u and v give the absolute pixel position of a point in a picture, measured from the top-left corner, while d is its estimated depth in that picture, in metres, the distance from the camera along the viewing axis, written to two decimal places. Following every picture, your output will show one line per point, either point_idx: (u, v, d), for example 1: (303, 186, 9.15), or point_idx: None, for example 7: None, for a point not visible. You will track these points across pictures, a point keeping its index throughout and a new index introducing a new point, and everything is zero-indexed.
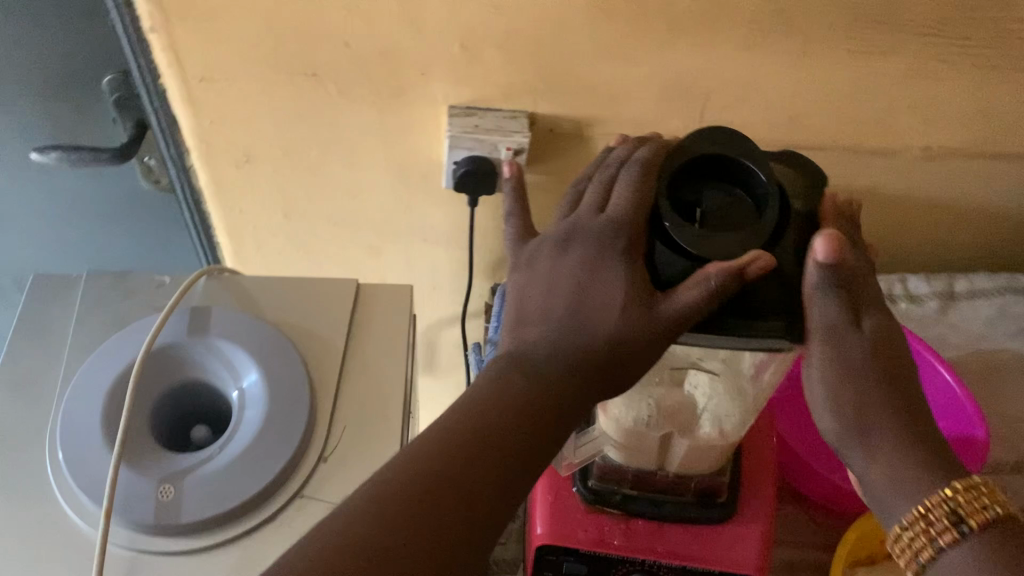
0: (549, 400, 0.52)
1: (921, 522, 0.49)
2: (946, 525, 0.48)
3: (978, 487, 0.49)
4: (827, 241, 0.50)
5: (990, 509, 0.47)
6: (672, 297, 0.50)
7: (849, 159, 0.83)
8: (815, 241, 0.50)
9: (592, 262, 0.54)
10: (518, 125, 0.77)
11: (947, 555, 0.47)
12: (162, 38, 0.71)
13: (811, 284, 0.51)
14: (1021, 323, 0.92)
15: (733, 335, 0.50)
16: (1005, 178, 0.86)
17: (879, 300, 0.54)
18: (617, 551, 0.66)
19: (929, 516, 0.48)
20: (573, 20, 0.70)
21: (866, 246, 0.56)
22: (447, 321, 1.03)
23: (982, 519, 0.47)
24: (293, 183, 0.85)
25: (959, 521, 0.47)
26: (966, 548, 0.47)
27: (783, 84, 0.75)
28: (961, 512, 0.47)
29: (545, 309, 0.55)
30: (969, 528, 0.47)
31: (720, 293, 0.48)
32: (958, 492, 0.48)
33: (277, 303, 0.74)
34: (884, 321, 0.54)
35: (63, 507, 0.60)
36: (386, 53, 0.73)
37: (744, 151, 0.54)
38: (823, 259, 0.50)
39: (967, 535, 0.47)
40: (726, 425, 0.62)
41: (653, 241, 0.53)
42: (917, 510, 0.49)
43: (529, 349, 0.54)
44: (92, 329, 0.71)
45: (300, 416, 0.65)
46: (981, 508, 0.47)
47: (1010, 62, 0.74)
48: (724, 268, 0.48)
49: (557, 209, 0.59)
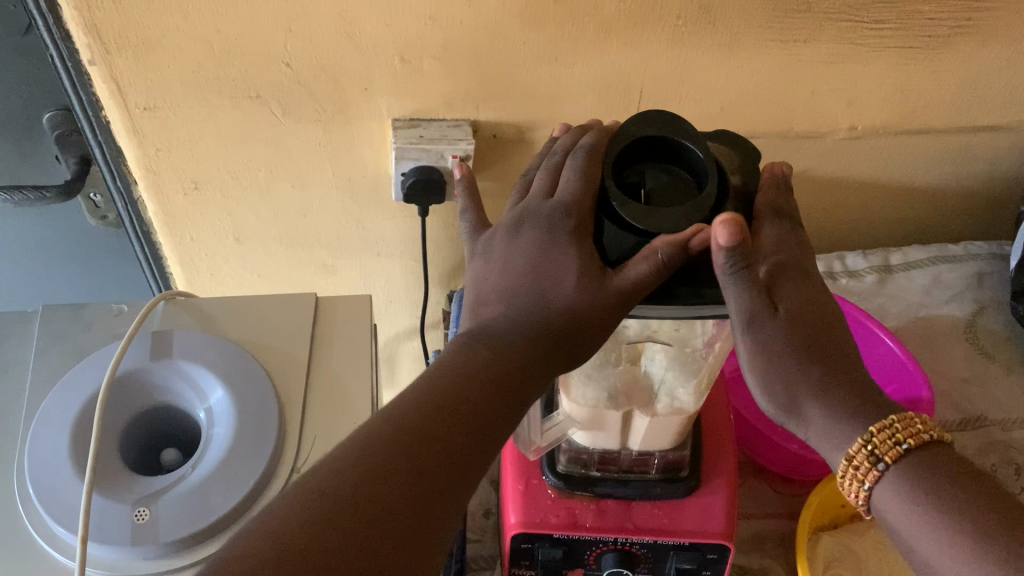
0: (509, 375, 0.51)
1: (849, 471, 0.50)
2: (868, 468, 0.49)
3: (889, 421, 0.50)
4: (727, 225, 0.47)
5: (903, 441, 0.49)
6: (624, 272, 0.50)
7: (782, 144, 0.86)
8: (715, 228, 0.48)
9: (544, 242, 0.53)
10: (461, 133, 0.79)
11: (877, 492, 0.50)
12: (102, 70, 0.72)
13: (720, 268, 0.49)
14: (955, 289, 0.97)
15: (682, 305, 0.51)
16: (931, 151, 0.90)
17: (786, 276, 0.54)
18: (590, 532, 0.64)
19: (854, 464, 0.50)
20: (505, 27, 0.72)
21: (782, 211, 0.56)
22: (406, 329, 1.05)
23: (896, 454, 0.49)
24: (244, 205, 0.87)
25: (877, 460, 0.49)
26: (890, 483, 0.49)
27: (711, 78, 0.78)
28: (878, 452, 0.49)
29: (499, 289, 0.54)
30: (887, 464, 0.49)
31: (669, 265, 0.48)
32: (872, 436, 0.50)
33: (236, 323, 0.76)
34: (798, 294, 0.54)
35: (38, 540, 0.62)
36: (327, 72, 0.75)
37: (679, 128, 0.53)
38: (725, 245, 0.47)
39: (887, 470, 0.49)
40: (683, 398, 0.61)
41: (601, 221, 0.53)
42: (844, 461, 0.50)
43: (489, 328, 0.53)
44: (49, 363, 0.73)
45: (269, 434, 0.66)
46: (894, 443, 0.49)
47: (925, 40, 0.78)
48: (671, 241, 0.48)
49: (509, 200, 0.59)
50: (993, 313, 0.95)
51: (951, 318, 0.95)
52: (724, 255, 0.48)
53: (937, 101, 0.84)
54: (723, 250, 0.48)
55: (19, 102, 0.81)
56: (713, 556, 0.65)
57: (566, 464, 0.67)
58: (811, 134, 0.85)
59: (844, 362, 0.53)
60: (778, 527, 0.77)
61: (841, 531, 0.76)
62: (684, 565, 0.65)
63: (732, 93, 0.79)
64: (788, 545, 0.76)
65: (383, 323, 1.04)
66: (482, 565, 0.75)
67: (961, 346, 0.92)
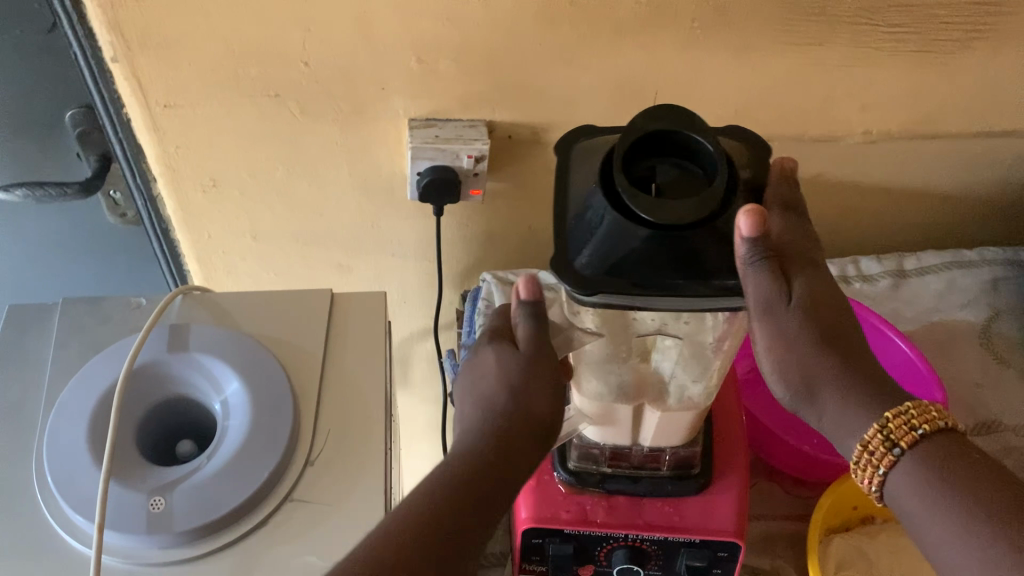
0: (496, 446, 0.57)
1: (864, 456, 0.52)
2: (883, 452, 0.51)
3: (905, 408, 0.51)
4: (748, 216, 0.50)
5: (918, 427, 0.50)
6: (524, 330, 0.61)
7: (796, 147, 0.86)
8: (737, 218, 0.50)
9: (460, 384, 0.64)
10: (477, 133, 0.80)
11: (891, 478, 0.51)
12: (124, 67, 0.73)
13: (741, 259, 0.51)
14: (970, 294, 0.96)
15: (680, 296, 0.50)
16: (946, 156, 0.90)
17: (805, 270, 0.56)
18: (601, 528, 0.64)
19: (869, 449, 0.51)
20: (521, 28, 0.73)
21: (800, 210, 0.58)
22: (419, 330, 1.06)
23: (911, 439, 0.50)
24: (261, 204, 0.88)
25: (893, 445, 0.50)
26: (904, 468, 0.50)
27: (726, 81, 0.78)
28: (893, 437, 0.51)
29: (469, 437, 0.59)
30: (903, 450, 0.50)
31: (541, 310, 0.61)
32: (888, 421, 0.51)
33: (251, 318, 0.76)
34: (815, 287, 0.56)
35: (56, 529, 0.63)
36: (345, 72, 0.76)
37: (689, 122, 0.52)
38: (528, 301, 0.61)
39: (902, 456, 0.50)
40: (692, 392, 0.62)
41: (604, 215, 0.50)
42: (859, 446, 0.52)
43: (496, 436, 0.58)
44: (69, 355, 0.74)
45: (284, 427, 0.67)
46: (909, 428, 0.50)
47: (940, 44, 0.78)
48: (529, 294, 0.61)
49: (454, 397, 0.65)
50: (1008, 319, 0.95)
51: (966, 323, 0.94)
52: (746, 246, 0.51)
53: (952, 105, 0.84)
54: (745, 241, 0.50)
55: (42, 100, 0.82)
56: (724, 554, 0.65)
57: (577, 461, 0.68)
58: (825, 137, 0.85)
59: (851, 348, 0.56)
60: (789, 529, 0.77)
61: (853, 533, 0.76)
62: (694, 563, 0.65)
63: (747, 95, 0.80)
64: (800, 546, 0.76)
65: (397, 323, 1.05)
66: (493, 562, 0.75)
67: (975, 350, 0.92)
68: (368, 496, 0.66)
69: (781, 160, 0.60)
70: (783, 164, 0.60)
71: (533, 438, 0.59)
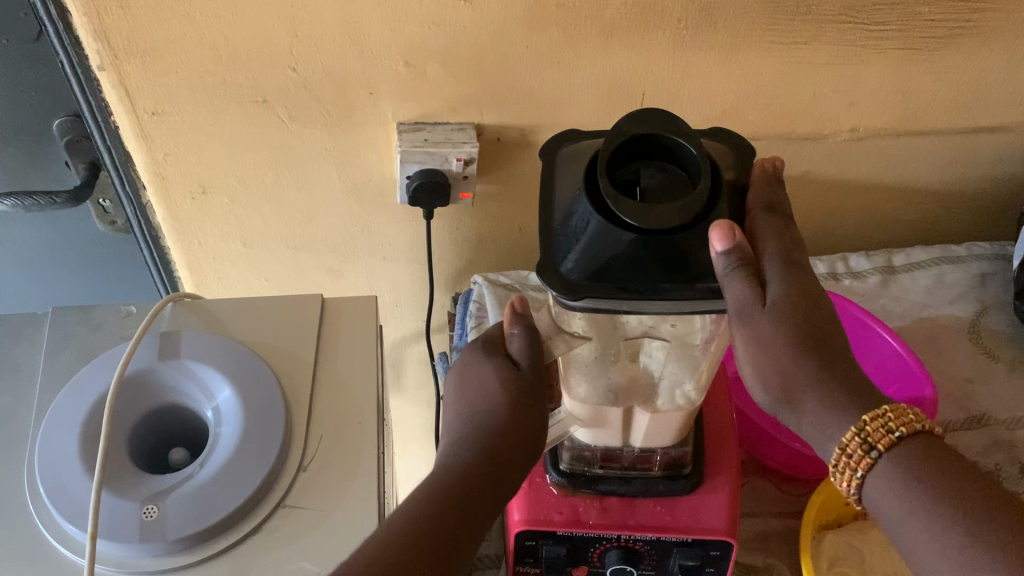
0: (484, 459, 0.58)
1: (843, 459, 0.52)
2: (861, 455, 0.51)
3: (882, 411, 0.52)
4: (719, 232, 0.50)
5: (896, 430, 0.51)
6: (514, 345, 0.62)
7: (784, 145, 0.87)
8: (711, 233, 0.51)
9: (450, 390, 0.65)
10: (466, 136, 0.80)
11: (869, 481, 0.52)
12: (112, 76, 0.73)
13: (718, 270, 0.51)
14: (958, 290, 0.97)
15: (664, 300, 0.50)
16: (933, 152, 0.91)
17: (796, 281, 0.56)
18: (593, 530, 0.65)
19: (847, 452, 0.52)
20: (507, 31, 0.73)
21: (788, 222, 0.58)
22: (411, 333, 1.06)
23: (889, 442, 0.51)
24: (251, 210, 0.88)
25: (870, 448, 0.51)
26: (881, 471, 0.51)
27: (713, 81, 0.79)
28: (871, 440, 0.51)
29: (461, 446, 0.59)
30: (880, 452, 0.51)
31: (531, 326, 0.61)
32: (866, 424, 0.52)
33: (242, 325, 0.77)
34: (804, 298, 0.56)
35: (50, 539, 0.62)
36: (334, 77, 0.76)
37: (671, 125, 0.52)
38: (520, 315, 0.62)
39: (880, 458, 0.51)
40: (681, 393, 0.63)
41: (589, 219, 0.50)
42: (837, 450, 0.52)
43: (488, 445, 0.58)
44: (61, 364, 0.74)
45: (276, 434, 0.67)
46: (887, 431, 0.51)
47: (924, 41, 0.78)
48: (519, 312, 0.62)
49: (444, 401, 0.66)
50: (997, 313, 0.95)
51: (955, 318, 0.95)
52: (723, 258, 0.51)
53: (937, 102, 0.85)
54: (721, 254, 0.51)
55: (29, 109, 0.82)
56: (716, 553, 0.65)
57: (569, 462, 0.68)
58: (812, 136, 0.86)
59: (844, 351, 0.56)
60: (781, 527, 0.77)
61: (845, 530, 0.76)
62: (687, 561, 0.65)
63: (735, 95, 0.80)
64: (793, 543, 0.76)
65: (389, 327, 1.05)
66: (488, 564, 0.75)
67: (965, 345, 0.93)
68: (361, 501, 0.66)
69: (764, 160, 0.61)
70: (765, 163, 0.60)
71: (524, 445, 0.59)
